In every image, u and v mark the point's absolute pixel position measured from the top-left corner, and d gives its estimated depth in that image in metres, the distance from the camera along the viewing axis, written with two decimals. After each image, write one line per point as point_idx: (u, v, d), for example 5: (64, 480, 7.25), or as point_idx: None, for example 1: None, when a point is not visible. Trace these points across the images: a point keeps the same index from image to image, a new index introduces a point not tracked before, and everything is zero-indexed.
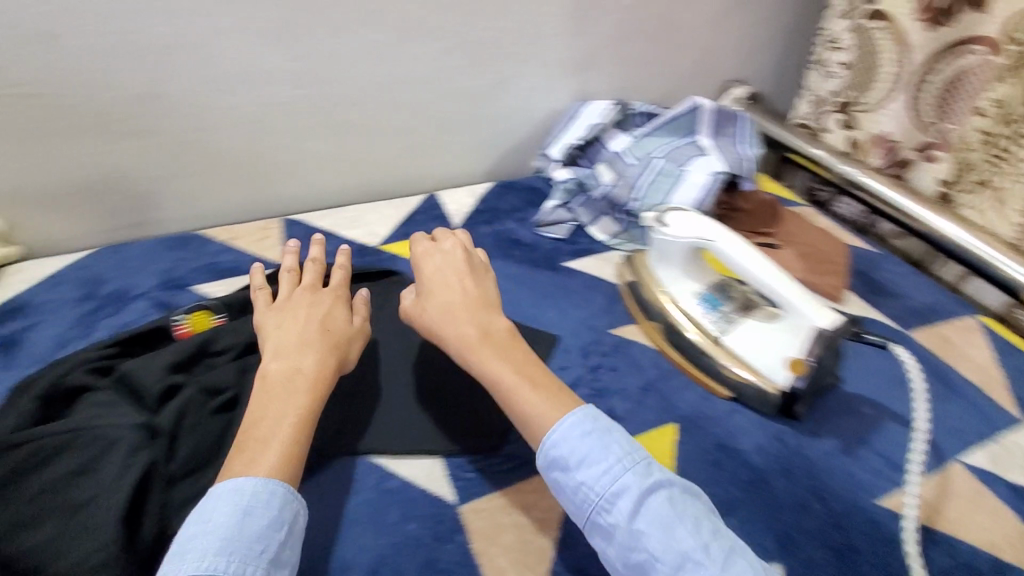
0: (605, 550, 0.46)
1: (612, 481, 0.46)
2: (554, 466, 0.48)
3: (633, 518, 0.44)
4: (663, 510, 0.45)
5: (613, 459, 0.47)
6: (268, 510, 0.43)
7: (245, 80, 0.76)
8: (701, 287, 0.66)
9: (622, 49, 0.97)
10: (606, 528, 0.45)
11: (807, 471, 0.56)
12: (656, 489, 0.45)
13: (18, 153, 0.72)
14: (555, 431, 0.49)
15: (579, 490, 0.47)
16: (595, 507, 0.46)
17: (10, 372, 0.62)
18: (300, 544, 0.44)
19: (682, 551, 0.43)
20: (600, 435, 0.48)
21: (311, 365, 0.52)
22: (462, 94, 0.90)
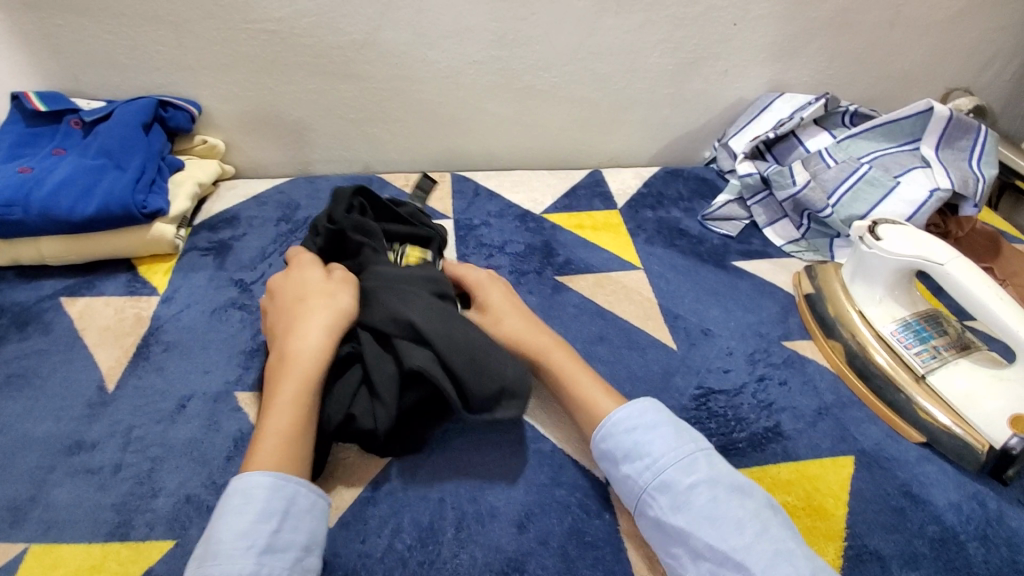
0: (650, 539, 0.45)
1: (654, 475, 0.44)
2: (603, 458, 0.48)
3: (673, 512, 0.43)
4: (704, 507, 0.42)
5: (653, 454, 0.45)
6: (254, 504, 0.41)
7: (449, 36, 0.78)
8: (906, 313, 0.60)
9: (835, 40, 0.88)
10: (650, 519, 0.44)
11: (1015, 545, 0.47)
12: (695, 486, 0.43)
13: (243, 80, 0.80)
14: (606, 433, 0.48)
15: (623, 482, 0.46)
16: (639, 497, 0.45)
17: (224, 273, 0.71)
18: (307, 524, 0.42)
19: (722, 551, 0.40)
20: (647, 429, 0.46)
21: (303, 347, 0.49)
22: (649, 71, 0.86)
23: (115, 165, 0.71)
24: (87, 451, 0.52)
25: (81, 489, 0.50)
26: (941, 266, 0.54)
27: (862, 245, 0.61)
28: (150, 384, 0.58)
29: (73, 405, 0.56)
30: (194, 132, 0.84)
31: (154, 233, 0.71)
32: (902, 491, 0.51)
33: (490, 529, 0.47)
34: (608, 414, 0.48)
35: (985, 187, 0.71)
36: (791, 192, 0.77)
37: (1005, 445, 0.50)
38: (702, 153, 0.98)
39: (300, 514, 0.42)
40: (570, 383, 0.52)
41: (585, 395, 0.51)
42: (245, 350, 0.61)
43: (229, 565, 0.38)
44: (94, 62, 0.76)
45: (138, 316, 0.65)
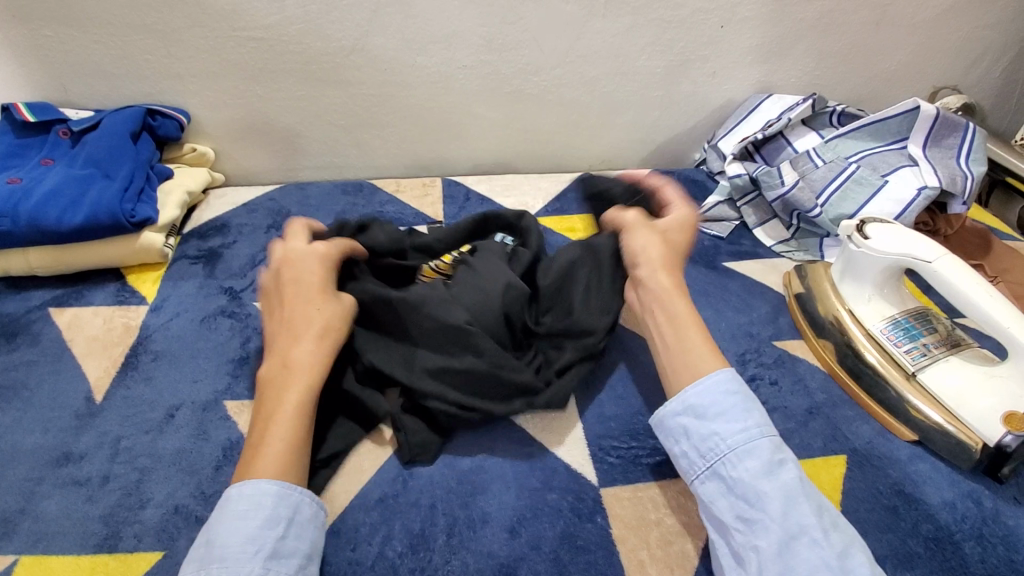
0: (713, 501, 0.44)
1: (745, 439, 0.44)
2: (689, 412, 0.47)
3: (760, 478, 0.43)
4: (790, 482, 0.42)
5: (747, 421, 0.45)
6: (261, 511, 0.41)
7: (438, 41, 0.79)
8: (895, 312, 0.60)
9: (821, 42, 0.88)
10: (725, 481, 0.44)
11: (1010, 543, 0.47)
12: (785, 462, 0.43)
13: (233, 88, 0.80)
14: (703, 388, 0.47)
15: (707, 439, 0.46)
16: (722, 456, 0.45)
17: (213, 281, 0.71)
18: (310, 532, 0.43)
19: (802, 524, 0.40)
20: (746, 399, 0.47)
21: (298, 356, 0.49)
22: (638, 74, 0.86)
23: (103, 174, 0.71)
24: (75, 463, 0.52)
25: (69, 501, 0.49)
26: (930, 264, 0.54)
27: (851, 244, 0.61)
28: (138, 394, 0.57)
29: (61, 417, 0.56)
30: (183, 141, 0.84)
31: (143, 242, 0.70)
32: (895, 490, 0.50)
33: (482, 535, 0.46)
34: (706, 374, 0.48)
35: (973, 185, 0.71)
36: (780, 193, 0.77)
37: (999, 443, 0.50)
38: (691, 154, 0.98)
39: (304, 522, 0.43)
40: (681, 335, 0.52)
41: (689, 348, 0.50)
42: (236, 358, 0.61)
43: (237, 571, 0.39)
44: (82, 71, 0.76)
45: (127, 326, 0.65)
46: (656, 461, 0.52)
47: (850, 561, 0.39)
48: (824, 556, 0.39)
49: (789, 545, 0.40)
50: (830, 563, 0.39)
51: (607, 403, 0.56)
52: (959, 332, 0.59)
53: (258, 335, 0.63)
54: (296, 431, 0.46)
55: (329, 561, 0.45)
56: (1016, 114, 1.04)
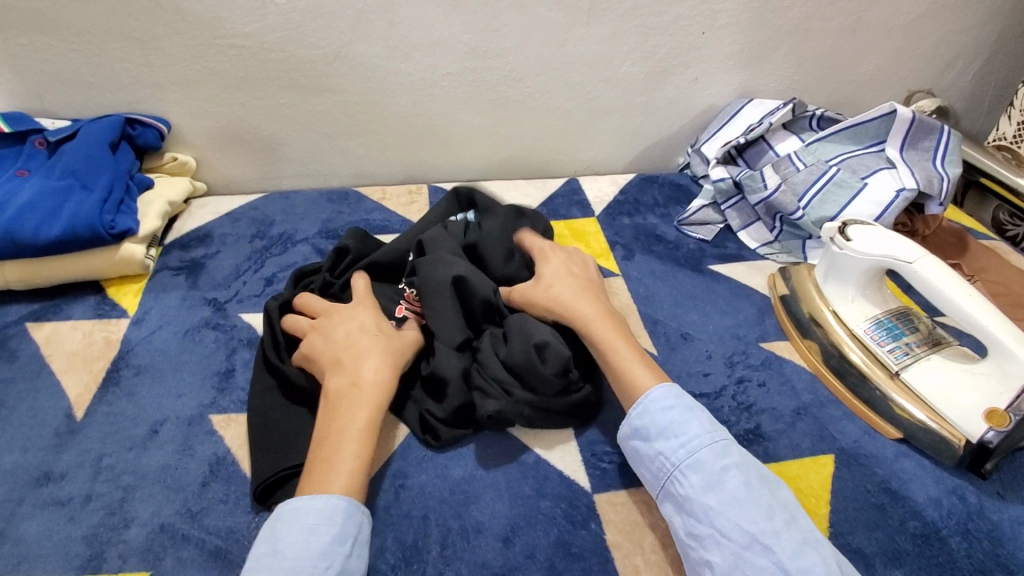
0: (672, 520, 0.45)
1: (687, 454, 0.45)
2: (637, 435, 0.48)
3: (705, 493, 0.43)
4: (737, 489, 0.43)
5: (686, 434, 0.46)
6: (332, 526, 0.42)
7: (422, 48, 0.78)
8: (878, 311, 0.61)
9: (800, 47, 0.90)
10: (677, 499, 0.45)
11: (995, 537, 0.48)
12: (728, 469, 0.44)
13: (215, 96, 0.79)
14: (642, 410, 0.48)
15: (654, 460, 0.47)
16: (669, 475, 0.46)
17: (197, 291, 0.69)
18: (368, 552, 0.44)
19: (750, 532, 0.41)
20: (683, 411, 0.47)
21: (358, 375, 0.50)
22: (621, 80, 0.87)
23: (82, 185, 0.69)
24: (56, 482, 0.51)
25: (51, 522, 0.48)
26: (910, 264, 0.55)
27: (833, 245, 0.62)
28: (121, 409, 0.56)
29: (41, 435, 0.54)
30: (163, 150, 0.82)
31: (123, 254, 0.69)
32: (882, 488, 0.51)
33: (476, 545, 0.46)
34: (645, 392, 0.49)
35: (949, 186, 0.73)
36: (763, 196, 0.78)
37: (981, 439, 0.51)
38: (675, 158, 0.99)
39: (364, 541, 0.44)
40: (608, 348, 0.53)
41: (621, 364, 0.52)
42: (221, 370, 0.60)
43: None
44: (57, 80, 0.75)
45: (107, 340, 0.63)
46: None
47: (803, 562, 0.40)
48: (778, 561, 0.40)
49: (742, 556, 0.40)
50: (783, 567, 0.40)
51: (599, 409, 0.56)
52: (937, 329, 0.60)
53: (243, 347, 0.62)
54: (362, 451, 0.46)
55: None
56: (987, 117, 1.07)
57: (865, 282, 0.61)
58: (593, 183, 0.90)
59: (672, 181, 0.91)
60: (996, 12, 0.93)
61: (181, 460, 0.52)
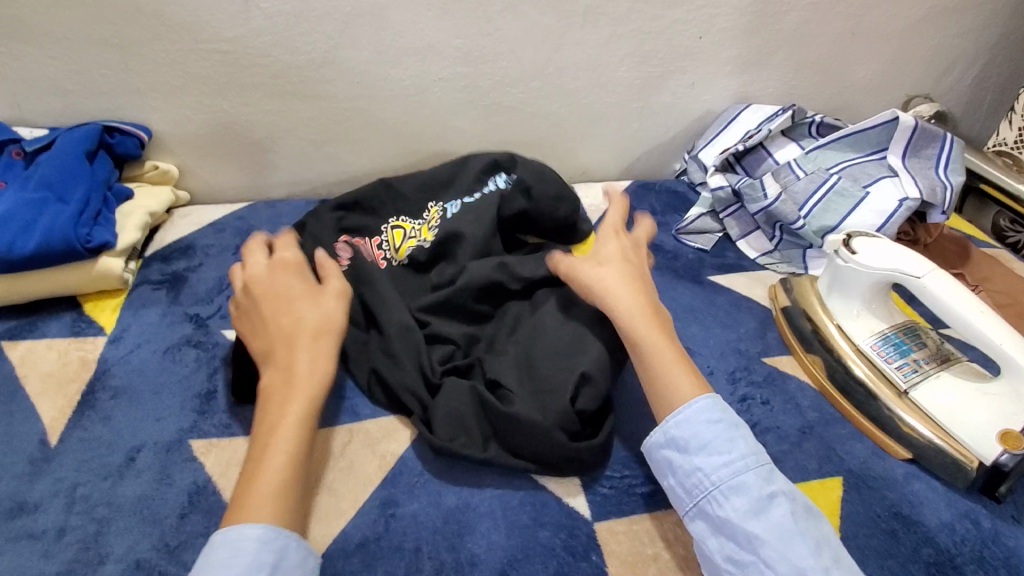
0: (704, 543, 0.43)
1: (731, 475, 0.43)
2: (671, 445, 0.45)
3: (749, 519, 0.41)
4: (782, 518, 0.41)
5: (728, 453, 0.43)
6: (244, 558, 0.39)
7: (413, 53, 0.76)
8: (884, 326, 0.59)
9: (798, 51, 0.88)
10: (713, 520, 0.43)
11: (1011, 565, 0.47)
12: (775, 497, 0.42)
13: (198, 102, 0.76)
14: (679, 420, 0.45)
15: (691, 476, 0.44)
16: (706, 494, 0.43)
17: (178, 307, 0.67)
18: None
19: (798, 567, 0.39)
20: (728, 428, 0.44)
21: (285, 368, 0.48)
22: (617, 85, 0.85)
23: (56, 197, 0.66)
24: (26, 516, 0.48)
25: (19, 559, 0.45)
26: (918, 279, 0.53)
27: (837, 258, 0.59)
28: (95, 435, 0.53)
29: (10, 464, 0.51)
30: (144, 158, 0.79)
31: (100, 269, 0.66)
32: (892, 512, 0.49)
33: None
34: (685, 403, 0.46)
35: (953, 195, 0.71)
36: (763, 205, 0.76)
37: (995, 462, 0.49)
38: (672, 165, 0.97)
39: (291, 569, 0.40)
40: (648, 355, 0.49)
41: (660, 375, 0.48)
42: (203, 392, 0.57)
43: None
44: (32, 87, 0.72)
45: (82, 360, 0.60)
46: (650, 490, 0.50)
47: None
48: None
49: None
50: None
51: None
52: (943, 343, 0.59)
53: (226, 367, 0.59)
54: (291, 454, 0.44)
55: None
56: (984, 121, 1.06)
57: (870, 297, 0.59)
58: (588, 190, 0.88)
59: (669, 188, 0.89)
60: (994, 16, 0.92)
61: (159, 490, 0.49)
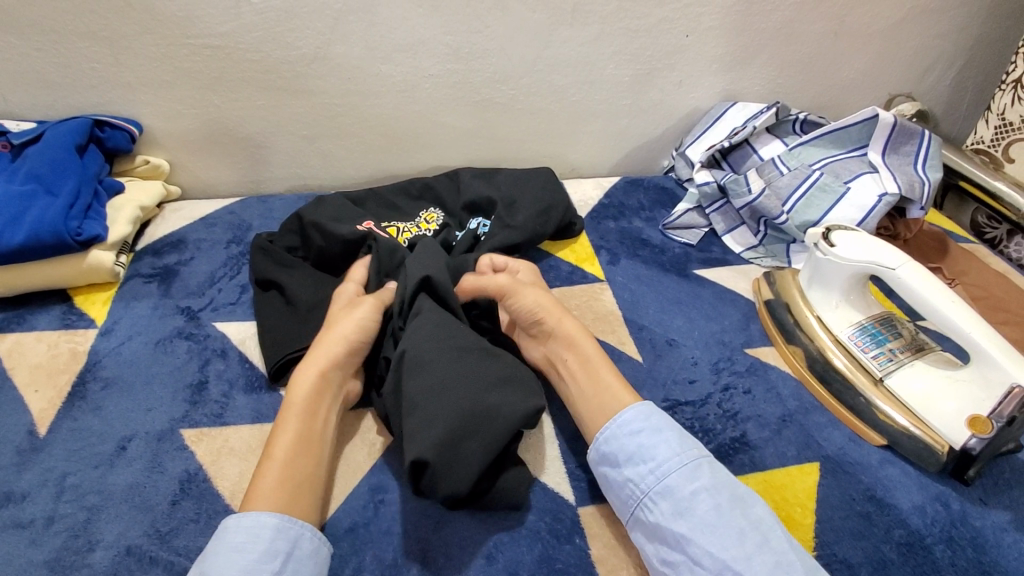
0: (644, 548, 0.44)
1: (657, 480, 0.45)
2: (604, 460, 0.48)
3: (676, 519, 0.43)
4: (705, 516, 0.42)
5: (653, 460, 0.45)
6: (259, 544, 0.41)
7: (403, 49, 0.77)
8: (862, 317, 0.60)
9: (783, 50, 0.90)
10: (647, 526, 0.44)
11: (977, 544, 0.48)
12: (698, 493, 0.43)
13: (189, 97, 0.76)
14: (608, 435, 0.48)
15: (623, 487, 0.46)
16: (639, 502, 0.45)
17: (170, 300, 0.67)
18: (309, 568, 0.42)
19: (723, 559, 0.41)
20: (651, 432, 0.47)
21: (303, 374, 0.50)
22: (605, 83, 0.86)
23: (46, 190, 0.66)
24: (17, 503, 0.48)
25: (11, 545, 0.46)
26: (893, 271, 0.55)
27: (817, 251, 0.61)
28: (86, 425, 0.54)
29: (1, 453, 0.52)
30: (135, 152, 0.80)
31: (90, 261, 0.66)
32: (867, 496, 0.51)
33: (458, 563, 0.45)
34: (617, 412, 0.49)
35: (930, 190, 0.73)
36: (747, 201, 0.78)
37: (964, 446, 0.50)
38: (660, 162, 0.99)
39: (303, 558, 0.42)
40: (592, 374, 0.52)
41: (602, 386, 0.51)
42: (194, 382, 0.58)
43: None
44: (22, 80, 0.72)
45: (73, 351, 0.61)
46: None
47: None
48: None
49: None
50: None
51: None
52: (920, 335, 0.60)
53: (218, 358, 0.60)
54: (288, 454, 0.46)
55: None
56: (964, 118, 1.08)
57: (848, 290, 0.61)
58: (578, 186, 0.89)
59: (656, 184, 0.90)
60: (973, 17, 0.94)
61: (151, 478, 0.50)
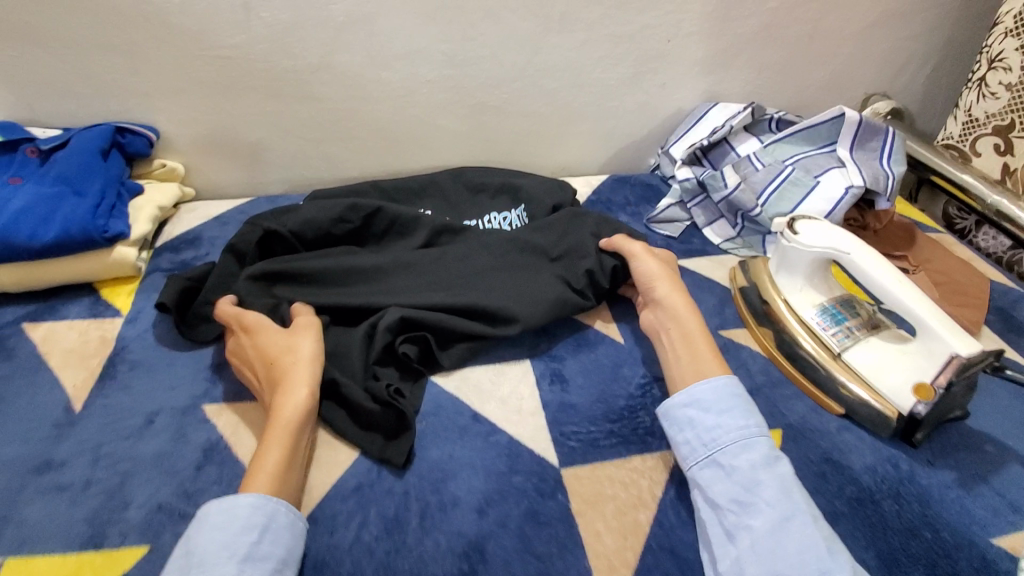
0: (715, 486, 0.50)
1: (744, 436, 0.51)
2: (696, 405, 0.54)
3: (759, 467, 0.50)
4: (786, 473, 0.49)
5: (744, 421, 0.52)
6: (236, 520, 0.45)
7: (401, 57, 0.83)
8: (824, 299, 0.66)
9: (760, 53, 0.95)
10: (725, 467, 0.51)
11: (924, 501, 0.53)
12: (779, 457, 0.51)
13: (204, 105, 0.82)
14: (703, 387, 0.55)
15: (711, 431, 0.52)
16: (722, 446, 0.51)
17: None
18: (287, 538, 0.46)
19: (798, 508, 0.47)
20: (749, 404, 0.54)
21: (293, 394, 0.53)
22: (592, 86, 0.92)
23: (75, 191, 0.72)
24: (57, 469, 0.54)
25: (53, 504, 0.51)
26: (849, 255, 0.60)
27: (782, 239, 0.66)
28: (117, 401, 0.59)
29: (40, 426, 0.57)
30: (153, 157, 0.85)
31: (115, 256, 0.72)
32: (824, 459, 0.56)
33: (452, 516, 0.50)
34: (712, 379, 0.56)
35: (894, 183, 0.78)
36: (724, 194, 0.83)
37: (911, 412, 0.55)
38: (646, 160, 1.04)
39: (279, 529, 0.46)
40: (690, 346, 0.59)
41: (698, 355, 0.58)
42: (214, 363, 0.63)
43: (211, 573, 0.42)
44: (51, 90, 0.78)
45: (102, 338, 0.66)
46: (611, 442, 0.57)
47: (835, 542, 0.45)
48: (818, 535, 0.45)
49: (782, 526, 0.46)
50: (823, 540, 0.45)
51: (568, 391, 0.61)
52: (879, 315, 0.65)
53: None
54: (277, 473, 0.48)
55: (309, 544, 0.48)
56: (938, 115, 1.13)
57: (810, 275, 0.66)
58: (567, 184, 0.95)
59: (642, 181, 0.96)
60: (942, 20, 0.99)
61: (177, 446, 0.56)
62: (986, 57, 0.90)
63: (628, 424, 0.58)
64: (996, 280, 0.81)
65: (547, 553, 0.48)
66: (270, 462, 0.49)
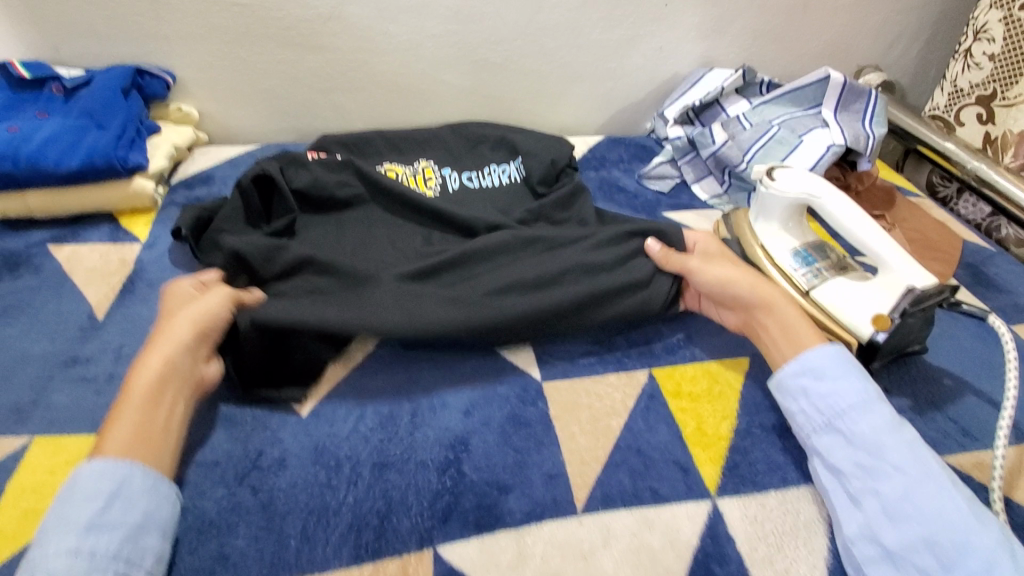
0: (834, 453, 0.51)
1: (862, 403, 0.52)
2: (807, 373, 0.54)
3: (883, 433, 0.50)
4: (910, 435, 0.50)
5: (862, 386, 0.53)
6: (81, 492, 0.43)
7: (409, 10, 0.86)
8: (797, 244, 0.70)
9: (756, 20, 0.99)
10: (844, 435, 0.51)
11: None
12: (902, 423, 0.51)
13: (220, 52, 0.86)
14: (815, 356, 0.55)
15: (827, 398, 0.53)
16: (840, 413, 0.52)
17: None
18: (144, 501, 0.44)
19: (929, 471, 0.48)
20: (862, 372, 0.54)
21: (157, 356, 0.50)
22: (592, 47, 0.95)
23: (97, 125, 0.76)
24: (82, 365, 0.59)
25: (80, 394, 0.56)
26: (820, 199, 0.64)
27: (760, 186, 0.70)
28: (137, 312, 0.64)
29: (66, 330, 0.62)
30: (170, 100, 0.90)
31: (135, 187, 0.77)
32: None
33: (441, 415, 0.55)
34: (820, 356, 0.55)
35: (874, 143, 0.82)
36: (712, 150, 0.88)
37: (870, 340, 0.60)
38: (642, 124, 1.08)
39: (132, 496, 0.44)
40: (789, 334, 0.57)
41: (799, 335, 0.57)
42: None
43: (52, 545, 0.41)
44: (76, 32, 0.82)
45: (122, 259, 0.71)
46: (590, 361, 0.61)
47: (969, 502, 0.47)
48: (955, 498, 0.46)
49: (914, 489, 0.47)
50: (959, 502, 0.46)
51: None
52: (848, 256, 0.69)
53: None
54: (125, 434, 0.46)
55: (311, 434, 0.53)
56: (930, 89, 1.16)
57: (786, 221, 0.70)
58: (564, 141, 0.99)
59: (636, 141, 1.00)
60: None
61: None
62: (972, 29, 0.93)
63: (607, 347, 0.63)
64: (969, 239, 0.85)
65: (525, 448, 0.53)
66: (126, 420, 0.47)
